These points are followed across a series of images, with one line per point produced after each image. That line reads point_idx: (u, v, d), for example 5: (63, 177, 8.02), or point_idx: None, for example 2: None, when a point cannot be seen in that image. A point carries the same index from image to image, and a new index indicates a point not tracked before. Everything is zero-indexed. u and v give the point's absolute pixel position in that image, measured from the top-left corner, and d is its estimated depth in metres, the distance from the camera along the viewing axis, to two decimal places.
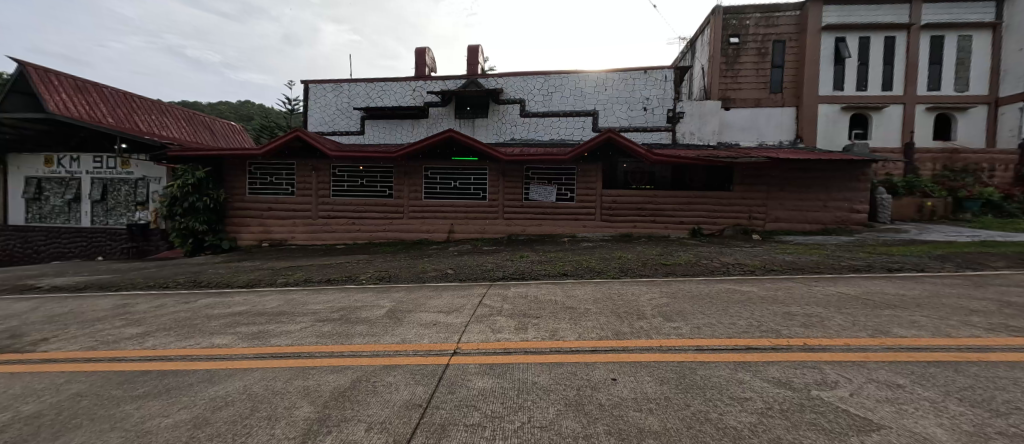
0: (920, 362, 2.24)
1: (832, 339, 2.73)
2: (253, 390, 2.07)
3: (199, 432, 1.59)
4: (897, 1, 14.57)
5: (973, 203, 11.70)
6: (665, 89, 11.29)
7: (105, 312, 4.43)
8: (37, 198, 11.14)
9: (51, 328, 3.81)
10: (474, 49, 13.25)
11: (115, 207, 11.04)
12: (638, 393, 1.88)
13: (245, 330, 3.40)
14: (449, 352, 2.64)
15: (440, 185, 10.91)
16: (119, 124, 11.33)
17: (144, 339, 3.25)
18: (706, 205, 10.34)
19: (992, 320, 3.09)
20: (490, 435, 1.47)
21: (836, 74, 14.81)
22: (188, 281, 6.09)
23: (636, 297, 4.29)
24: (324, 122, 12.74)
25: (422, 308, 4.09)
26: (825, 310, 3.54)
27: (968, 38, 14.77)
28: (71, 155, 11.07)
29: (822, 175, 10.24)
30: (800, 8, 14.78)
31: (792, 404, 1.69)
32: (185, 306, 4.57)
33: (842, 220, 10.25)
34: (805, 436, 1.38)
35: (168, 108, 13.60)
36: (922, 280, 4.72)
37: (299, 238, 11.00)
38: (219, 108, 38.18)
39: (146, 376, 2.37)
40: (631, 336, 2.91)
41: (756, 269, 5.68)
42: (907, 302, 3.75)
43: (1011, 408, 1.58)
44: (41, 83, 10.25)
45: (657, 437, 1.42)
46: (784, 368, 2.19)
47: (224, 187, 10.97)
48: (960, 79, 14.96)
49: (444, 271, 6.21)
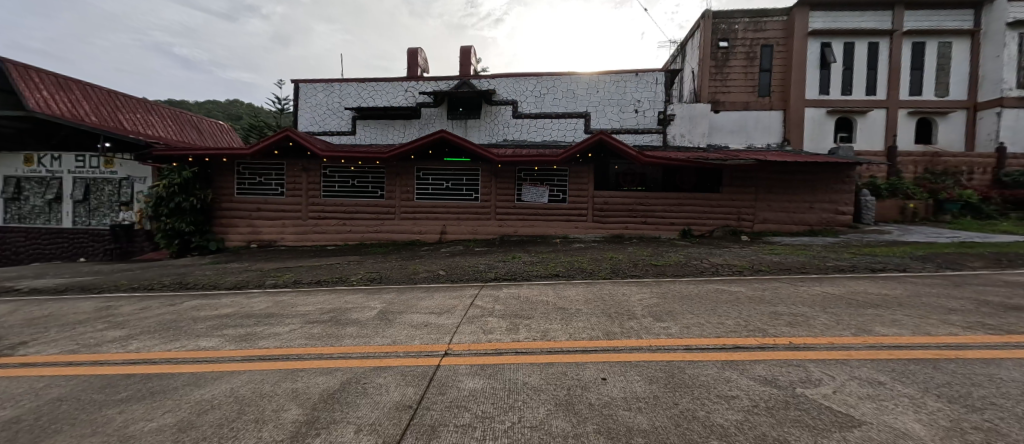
0: (901, 359, 2.30)
1: (817, 338, 2.79)
2: (240, 393, 2.04)
3: (184, 436, 1.56)
4: (879, 8, 14.99)
5: (954, 205, 11.92)
6: (656, 91, 11.43)
7: (88, 314, 4.31)
8: (16, 198, 10.79)
9: (31, 332, 3.69)
10: (467, 50, 13.27)
11: (98, 208, 10.75)
12: (627, 393, 1.90)
13: (232, 333, 3.35)
14: (440, 354, 2.62)
15: (432, 186, 10.87)
16: (103, 122, 11.06)
17: (128, 342, 3.17)
18: (696, 206, 10.48)
19: (970, 319, 3.19)
20: (480, 435, 1.48)
21: (823, 78, 15.15)
22: (173, 283, 5.93)
23: (627, 297, 4.33)
24: (314, 122, 12.60)
25: (413, 310, 4.05)
26: (811, 309, 3.62)
27: (948, 44, 15.22)
28: (52, 154, 10.72)
29: (809, 177, 10.45)
30: (788, 13, 15.14)
31: (777, 401, 1.73)
32: (171, 308, 4.45)
33: (828, 221, 10.48)
34: (790, 434, 1.40)
35: (154, 107, 13.34)
36: (903, 280, 4.87)
37: (288, 239, 10.85)
38: (206, 106, 37.69)
39: (130, 380, 2.31)
40: (621, 336, 2.94)
41: (744, 270, 5.80)
42: (890, 301, 3.85)
43: (987, 404, 1.64)
44: (20, 79, 9.90)
45: (646, 436, 1.43)
46: (769, 366, 2.24)
47: (211, 187, 10.77)
48: (942, 85, 15.38)
49: (436, 272, 6.17)
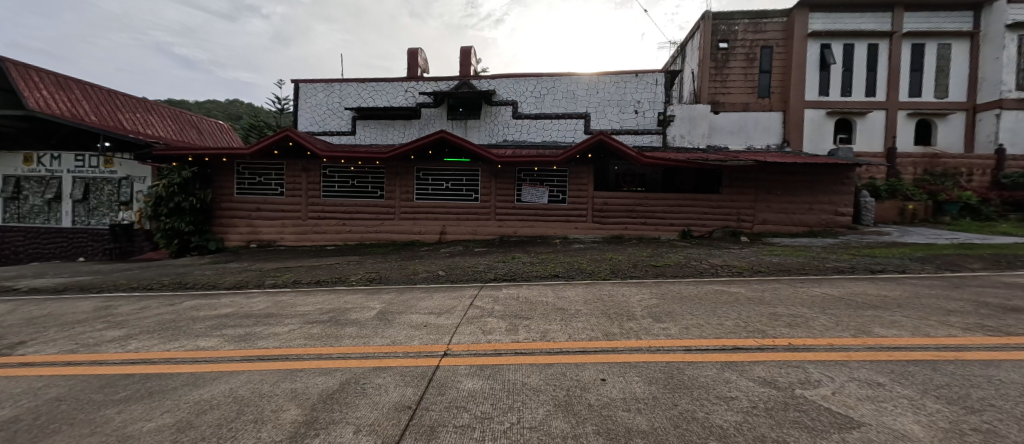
0: (900, 360, 2.31)
1: (816, 339, 2.80)
2: (238, 393, 2.04)
3: (183, 436, 1.57)
4: (878, 9, 15.02)
5: (953, 206, 11.96)
6: (656, 92, 11.44)
7: (88, 314, 4.31)
8: (16, 198, 10.78)
9: (30, 331, 3.68)
10: (467, 50, 13.27)
11: (98, 207, 10.74)
12: (626, 394, 1.90)
13: (231, 333, 3.35)
14: (439, 354, 2.62)
15: (432, 186, 10.87)
16: (102, 122, 11.05)
17: (127, 342, 3.17)
18: (696, 207, 10.49)
19: (968, 320, 3.20)
20: (479, 436, 1.47)
21: (822, 80, 15.17)
22: (172, 283, 5.91)
23: (627, 298, 4.33)
24: (314, 122, 12.60)
25: (413, 310, 4.05)
26: (810, 310, 3.63)
27: (947, 46, 15.25)
28: (51, 153, 10.72)
29: (809, 178, 10.46)
30: (787, 14, 15.16)
31: (777, 402, 1.73)
32: (170, 308, 4.45)
33: (828, 222, 10.49)
34: (789, 434, 1.41)
35: (154, 107, 13.33)
36: (903, 281, 4.87)
37: (287, 239, 10.85)
38: (206, 106, 37.67)
39: (129, 379, 2.31)
40: (620, 337, 2.95)
41: (743, 270, 5.80)
42: (888, 302, 3.86)
43: (986, 405, 1.64)
44: (21, 79, 9.90)
45: (645, 436, 1.43)
46: (769, 367, 2.24)
47: (211, 187, 10.76)
48: (942, 86, 15.40)
49: (435, 272, 6.17)
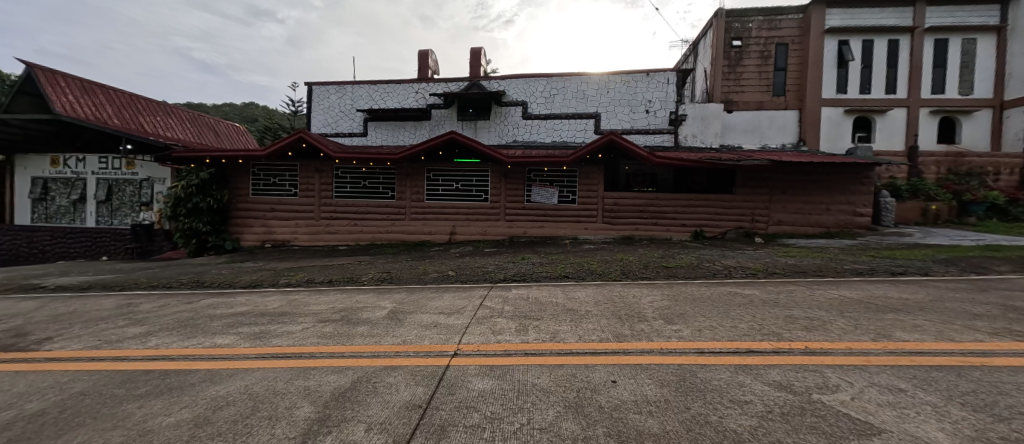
0: (922, 366, 2.22)
1: (834, 342, 2.72)
2: (253, 390, 2.08)
3: (200, 431, 1.60)
4: (900, 4, 14.55)
5: (978, 206, 11.49)
6: (668, 91, 11.30)
7: (110, 311, 4.46)
8: (44, 199, 11.28)
9: (57, 327, 3.84)
10: (477, 51, 13.29)
11: (120, 208, 11.14)
12: (637, 395, 1.88)
13: (247, 331, 3.42)
14: (449, 354, 2.63)
15: (442, 187, 10.94)
16: (124, 125, 11.45)
17: (147, 339, 3.27)
18: (709, 207, 10.31)
19: (995, 325, 3.07)
20: (490, 436, 1.47)
21: (840, 77, 14.78)
22: (190, 282, 6.09)
23: (638, 299, 4.28)
24: (327, 123, 12.81)
25: (423, 310, 4.07)
26: (828, 314, 3.52)
27: (973, 41, 14.72)
28: (77, 156, 11.17)
29: (825, 178, 10.20)
30: (803, 11, 14.82)
31: (793, 407, 1.69)
32: (187, 306, 4.58)
33: (845, 223, 10.20)
34: (806, 440, 1.37)
35: (173, 110, 13.76)
36: (925, 284, 4.70)
37: (301, 239, 11.05)
38: (223, 109, 38.91)
39: (149, 375, 2.38)
40: (631, 339, 2.91)
41: (757, 272, 5.68)
42: (911, 306, 3.72)
43: (1014, 413, 1.57)
44: (48, 84, 10.33)
45: (657, 439, 1.42)
46: (785, 371, 2.18)
47: (228, 188, 11.05)
48: (966, 82, 14.88)
49: (445, 272, 6.22)
